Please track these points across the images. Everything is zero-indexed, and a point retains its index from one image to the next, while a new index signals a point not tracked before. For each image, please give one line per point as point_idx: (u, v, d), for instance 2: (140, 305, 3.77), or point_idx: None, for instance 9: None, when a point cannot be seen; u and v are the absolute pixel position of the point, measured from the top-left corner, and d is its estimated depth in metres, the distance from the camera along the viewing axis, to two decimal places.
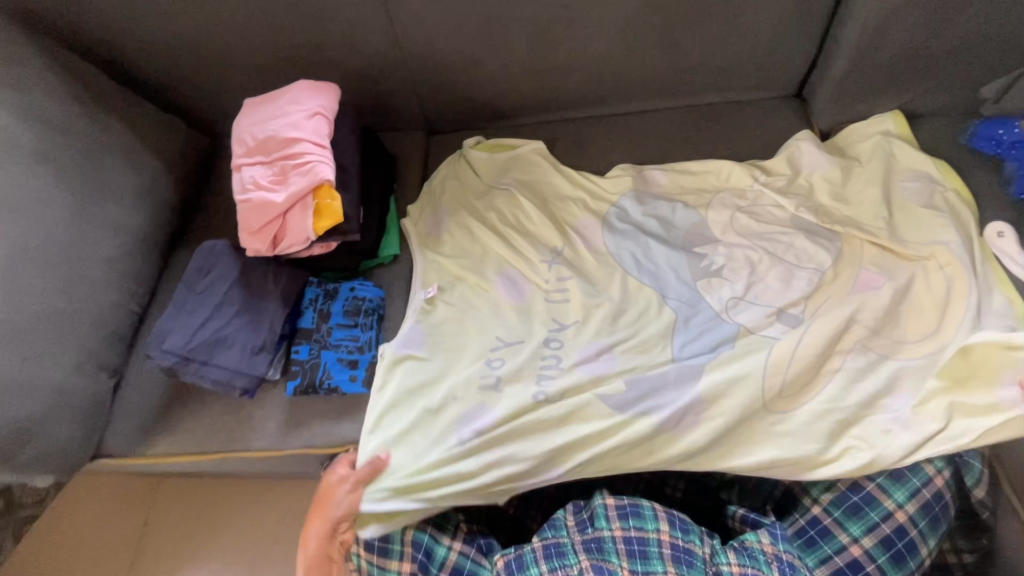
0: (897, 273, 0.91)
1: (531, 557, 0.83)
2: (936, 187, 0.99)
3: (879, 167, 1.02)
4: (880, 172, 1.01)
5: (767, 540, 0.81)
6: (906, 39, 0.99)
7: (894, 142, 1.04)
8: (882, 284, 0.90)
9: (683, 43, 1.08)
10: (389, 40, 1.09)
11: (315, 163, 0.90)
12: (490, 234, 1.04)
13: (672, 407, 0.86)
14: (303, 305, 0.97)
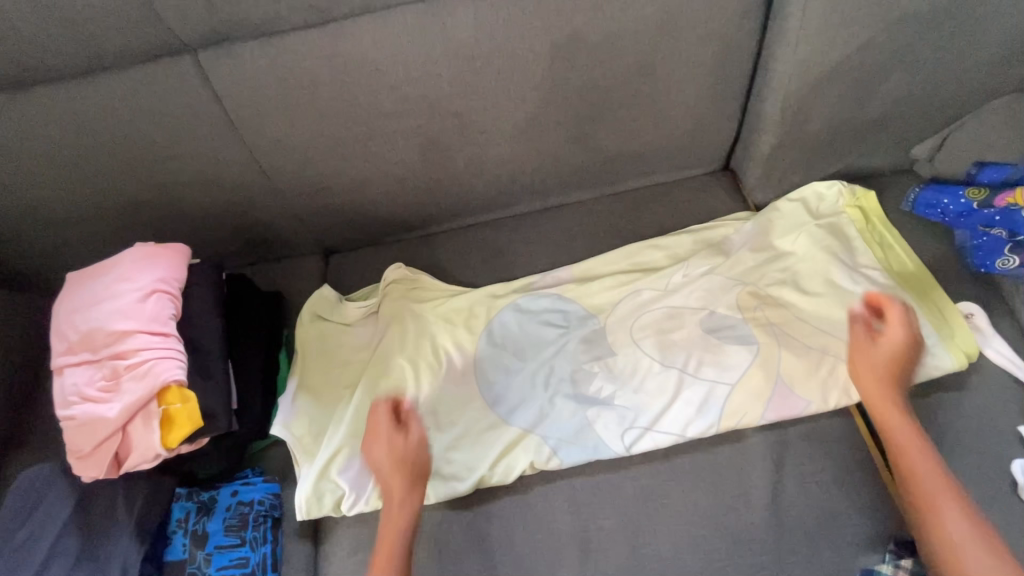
0: (824, 350, 0.85)
1: None
2: (839, 217, 0.95)
3: (814, 248, 0.92)
4: (812, 252, 0.92)
5: None
6: (830, 111, 0.91)
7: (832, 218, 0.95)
8: (801, 402, 0.82)
9: (596, 135, 0.96)
10: (252, 169, 0.91)
11: (155, 360, 0.70)
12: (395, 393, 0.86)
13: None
14: (170, 529, 0.76)
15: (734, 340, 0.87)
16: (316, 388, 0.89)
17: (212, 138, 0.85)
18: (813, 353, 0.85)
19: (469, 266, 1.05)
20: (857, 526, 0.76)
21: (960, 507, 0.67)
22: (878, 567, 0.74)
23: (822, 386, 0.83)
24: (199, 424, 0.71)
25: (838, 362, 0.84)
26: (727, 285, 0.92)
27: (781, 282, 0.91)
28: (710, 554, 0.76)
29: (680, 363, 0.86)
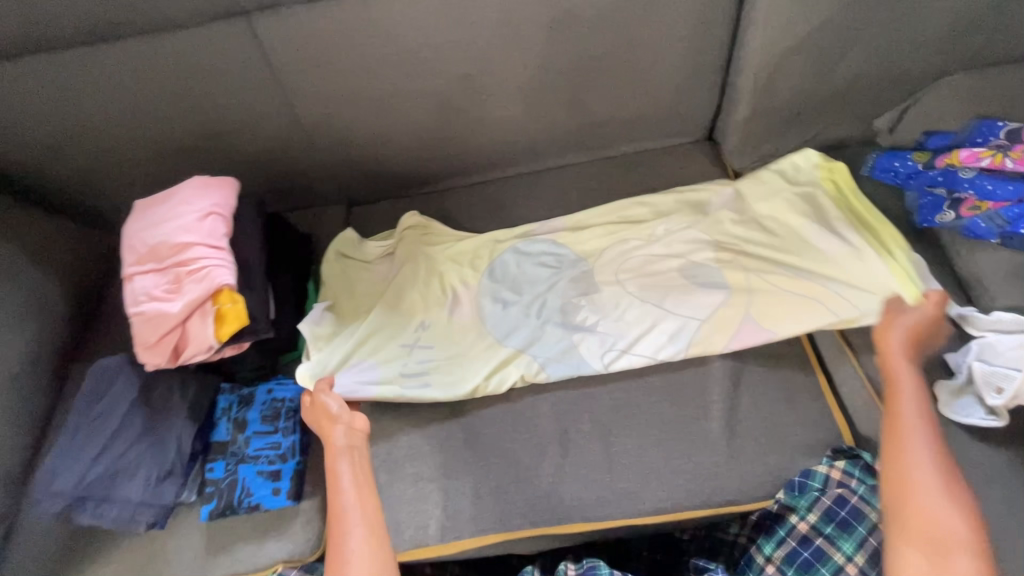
0: (786, 292, 0.95)
1: None
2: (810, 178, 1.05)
3: (784, 204, 1.03)
4: (783, 208, 1.03)
5: None
6: (797, 83, 1.03)
7: (804, 179, 1.06)
8: (762, 335, 0.93)
9: (590, 101, 1.09)
10: (289, 120, 1.05)
11: (212, 267, 0.84)
12: (401, 321, 1.00)
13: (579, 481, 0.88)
14: (216, 416, 0.90)
15: (706, 284, 0.98)
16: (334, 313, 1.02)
17: (257, 92, 0.99)
18: (776, 295, 0.95)
19: (475, 216, 1.18)
20: (799, 435, 0.88)
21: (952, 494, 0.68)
22: (816, 468, 0.84)
23: (781, 322, 0.94)
24: (245, 322, 0.85)
25: (798, 303, 0.94)
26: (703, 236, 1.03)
27: (756, 237, 1.01)
28: (671, 454, 0.88)
29: (657, 301, 0.98)
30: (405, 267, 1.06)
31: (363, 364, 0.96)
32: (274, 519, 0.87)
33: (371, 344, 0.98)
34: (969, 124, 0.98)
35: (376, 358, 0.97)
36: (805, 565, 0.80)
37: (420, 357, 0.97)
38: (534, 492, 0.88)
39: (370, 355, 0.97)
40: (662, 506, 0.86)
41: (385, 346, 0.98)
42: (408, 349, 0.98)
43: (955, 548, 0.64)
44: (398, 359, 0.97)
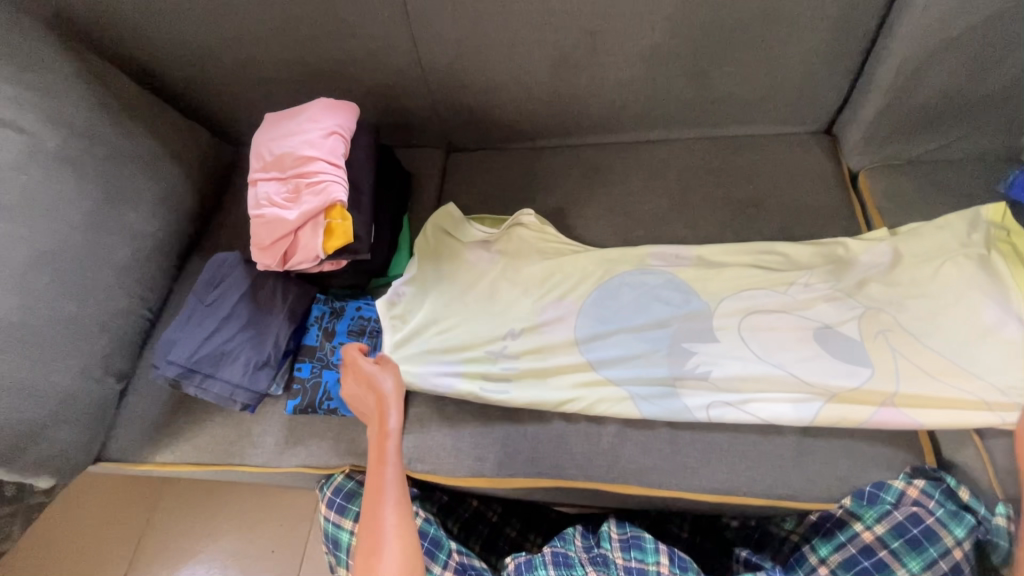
0: (933, 373, 0.86)
1: (540, 559, 0.84)
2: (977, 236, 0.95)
3: (944, 267, 0.93)
4: (939, 271, 0.93)
5: None
6: (944, 81, 0.96)
7: (972, 235, 0.95)
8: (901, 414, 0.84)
9: (710, 75, 1.06)
10: (411, 58, 1.08)
11: (329, 183, 0.90)
12: (495, 318, 0.99)
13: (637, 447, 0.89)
14: (309, 322, 0.98)
15: (846, 355, 0.90)
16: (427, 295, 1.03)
17: (386, 24, 1.03)
18: (921, 373, 0.86)
19: (569, 177, 1.19)
20: (878, 445, 0.85)
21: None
22: (890, 482, 0.81)
23: (923, 403, 0.84)
24: (350, 240, 0.91)
25: (945, 382, 0.85)
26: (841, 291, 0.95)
27: (900, 311, 0.92)
28: (737, 439, 0.87)
29: (782, 358, 0.90)
30: (506, 266, 1.05)
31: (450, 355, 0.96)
32: (348, 425, 0.94)
33: (457, 348, 0.97)
34: None
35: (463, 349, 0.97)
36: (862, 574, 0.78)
37: (509, 358, 0.96)
38: (593, 448, 0.89)
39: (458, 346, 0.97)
40: (719, 487, 0.85)
41: (475, 339, 0.98)
42: (495, 346, 0.97)
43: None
44: (481, 366, 0.96)
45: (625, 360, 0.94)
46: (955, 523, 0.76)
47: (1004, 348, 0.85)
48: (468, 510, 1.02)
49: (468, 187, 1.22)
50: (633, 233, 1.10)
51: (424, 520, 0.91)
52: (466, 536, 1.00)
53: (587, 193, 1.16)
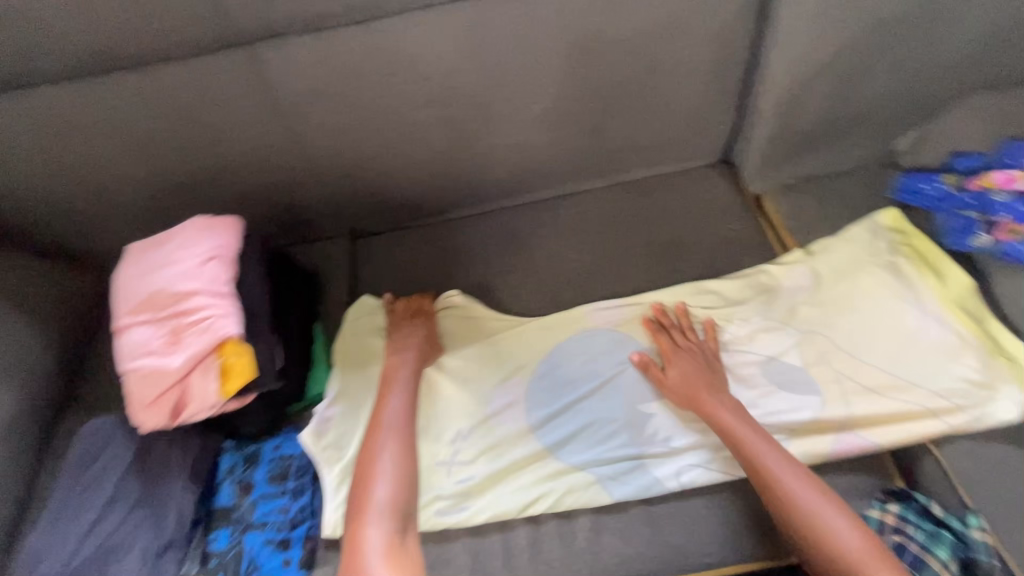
0: (879, 391, 0.86)
1: None
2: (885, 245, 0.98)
3: (863, 279, 0.96)
4: (859, 286, 0.95)
5: None
6: (819, 105, 1.01)
7: (881, 245, 0.98)
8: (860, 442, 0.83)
9: (606, 126, 1.05)
10: (292, 153, 0.99)
11: (213, 317, 0.77)
12: (438, 424, 0.90)
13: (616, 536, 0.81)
14: (218, 478, 0.82)
15: (797, 387, 0.88)
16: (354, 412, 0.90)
17: (257, 124, 0.94)
18: (868, 395, 0.86)
19: (487, 247, 1.12)
20: (849, 476, 0.83)
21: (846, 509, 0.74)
22: (868, 512, 0.80)
23: (877, 424, 0.84)
24: (252, 376, 0.78)
25: (892, 399, 0.85)
26: (776, 321, 0.95)
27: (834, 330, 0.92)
28: (715, 503, 0.82)
29: (737, 404, 0.88)
30: (440, 361, 0.95)
31: None
32: None
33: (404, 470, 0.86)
34: (998, 146, 0.95)
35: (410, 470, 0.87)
36: None
37: (462, 468, 0.87)
38: (570, 549, 0.81)
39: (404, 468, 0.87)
40: (708, 561, 0.79)
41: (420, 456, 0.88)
42: (444, 457, 0.87)
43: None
44: (434, 484, 0.86)
45: (585, 441, 0.87)
46: (937, 543, 0.74)
47: (935, 353, 0.87)
48: None
49: (382, 275, 1.12)
50: (565, 296, 1.05)
51: None
52: None
53: (508, 261, 1.11)
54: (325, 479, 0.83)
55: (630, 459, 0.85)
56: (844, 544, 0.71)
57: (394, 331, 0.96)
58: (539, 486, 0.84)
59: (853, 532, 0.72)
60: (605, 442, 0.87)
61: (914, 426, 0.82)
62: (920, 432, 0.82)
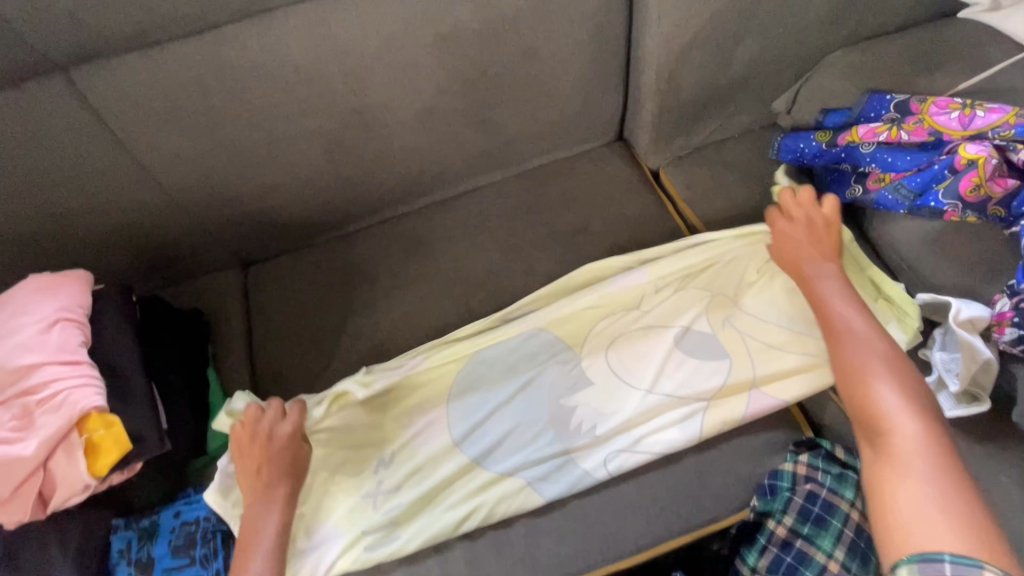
0: (782, 348, 0.89)
1: None
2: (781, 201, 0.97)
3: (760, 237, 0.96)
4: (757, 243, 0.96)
5: None
6: (698, 76, 1.01)
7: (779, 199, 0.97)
8: (768, 400, 0.86)
9: (494, 118, 1.01)
10: (150, 187, 0.90)
11: (69, 388, 0.68)
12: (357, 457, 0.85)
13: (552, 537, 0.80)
14: (112, 561, 0.74)
15: (708, 356, 0.89)
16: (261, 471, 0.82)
17: (99, 159, 0.84)
18: (771, 353, 0.89)
19: (390, 258, 1.06)
20: (762, 435, 0.86)
21: (908, 386, 0.69)
22: (782, 466, 0.84)
23: (782, 380, 0.88)
24: (128, 446, 0.69)
25: (793, 353, 0.89)
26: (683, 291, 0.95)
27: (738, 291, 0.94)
28: (642, 484, 0.83)
29: (654, 382, 0.88)
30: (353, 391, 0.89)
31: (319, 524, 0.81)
32: None
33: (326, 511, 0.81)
34: (861, 99, 0.97)
35: (332, 509, 0.82)
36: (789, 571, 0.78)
37: (388, 497, 0.82)
38: (508, 558, 0.80)
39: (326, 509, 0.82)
40: (642, 543, 0.80)
41: (342, 493, 0.83)
42: (369, 489, 0.83)
43: (919, 447, 0.62)
44: (360, 519, 0.81)
45: (510, 445, 0.85)
46: (843, 485, 0.80)
47: None
48: None
49: (279, 303, 1.04)
50: (476, 298, 1.02)
51: None
52: None
53: (414, 269, 1.05)
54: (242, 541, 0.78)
55: (557, 455, 0.84)
56: (881, 401, 0.67)
57: (263, 462, 0.78)
58: (469, 501, 0.82)
59: (900, 398, 0.67)
60: (530, 442, 0.85)
61: (814, 377, 0.87)
62: (820, 382, 0.86)
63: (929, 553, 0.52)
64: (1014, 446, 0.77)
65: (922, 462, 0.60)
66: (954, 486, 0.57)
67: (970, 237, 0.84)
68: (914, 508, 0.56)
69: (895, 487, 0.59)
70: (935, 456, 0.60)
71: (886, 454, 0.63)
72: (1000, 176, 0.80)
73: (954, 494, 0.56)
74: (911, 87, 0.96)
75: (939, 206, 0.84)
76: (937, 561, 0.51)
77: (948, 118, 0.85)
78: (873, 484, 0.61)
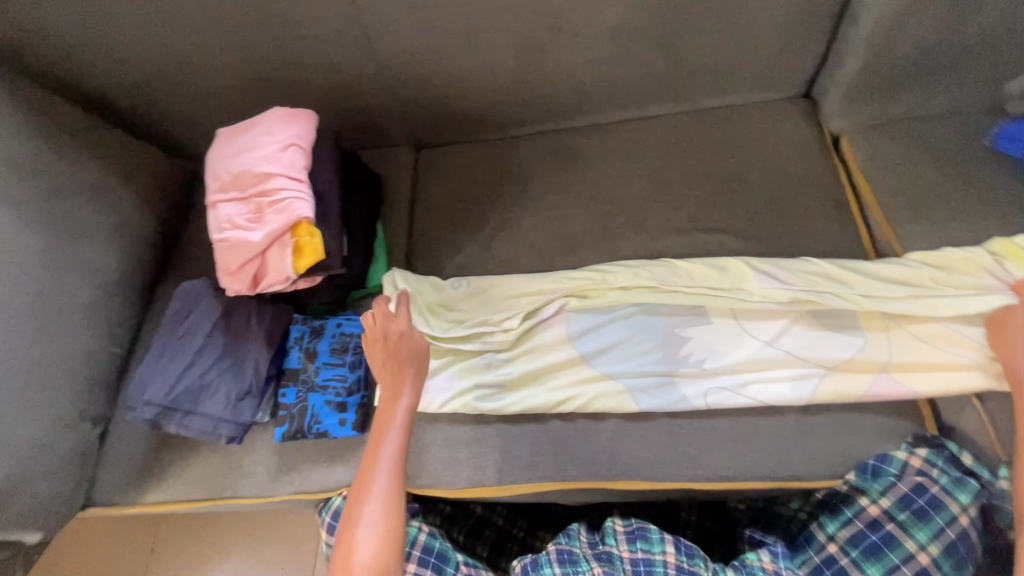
0: (932, 341, 0.83)
1: (545, 558, 0.80)
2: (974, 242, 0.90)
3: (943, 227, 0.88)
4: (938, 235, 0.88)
5: (767, 558, 0.77)
6: (924, 35, 0.91)
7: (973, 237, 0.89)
8: (900, 387, 0.82)
9: (682, 46, 1.01)
10: (365, 55, 1.03)
11: (292, 199, 0.85)
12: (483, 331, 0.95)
13: (638, 442, 0.87)
14: (289, 344, 0.94)
15: (843, 326, 0.86)
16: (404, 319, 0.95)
17: (337, 23, 0.97)
18: (918, 342, 0.83)
19: (545, 165, 1.13)
20: (879, 418, 0.83)
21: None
22: (893, 452, 0.80)
23: (922, 372, 0.83)
24: (321, 256, 0.86)
25: (944, 348, 0.83)
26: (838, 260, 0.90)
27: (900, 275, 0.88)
28: (737, 424, 0.86)
29: (777, 337, 0.88)
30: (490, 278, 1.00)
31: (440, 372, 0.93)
32: (341, 447, 0.91)
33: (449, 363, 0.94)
34: None
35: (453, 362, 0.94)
36: (870, 548, 0.76)
37: (502, 366, 0.93)
38: (593, 447, 0.88)
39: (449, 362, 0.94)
40: (721, 474, 0.84)
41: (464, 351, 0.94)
42: (488, 354, 0.94)
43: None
44: (475, 375, 0.93)
45: (619, 354, 0.91)
46: (960, 488, 0.75)
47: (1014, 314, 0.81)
48: (472, 517, 1.01)
49: (440, 184, 1.16)
50: (616, 218, 1.05)
51: (427, 534, 0.86)
52: (469, 545, 0.97)
53: (564, 180, 1.11)
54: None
55: (659, 373, 0.89)
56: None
57: (394, 352, 0.85)
58: (571, 390, 0.90)
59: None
60: (638, 357, 0.91)
61: (961, 380, 0.81)
62: (967, 385, 0.80)
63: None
64: None
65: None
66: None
67: None
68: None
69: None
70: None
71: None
72: None
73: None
74: None
75: None
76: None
77: None
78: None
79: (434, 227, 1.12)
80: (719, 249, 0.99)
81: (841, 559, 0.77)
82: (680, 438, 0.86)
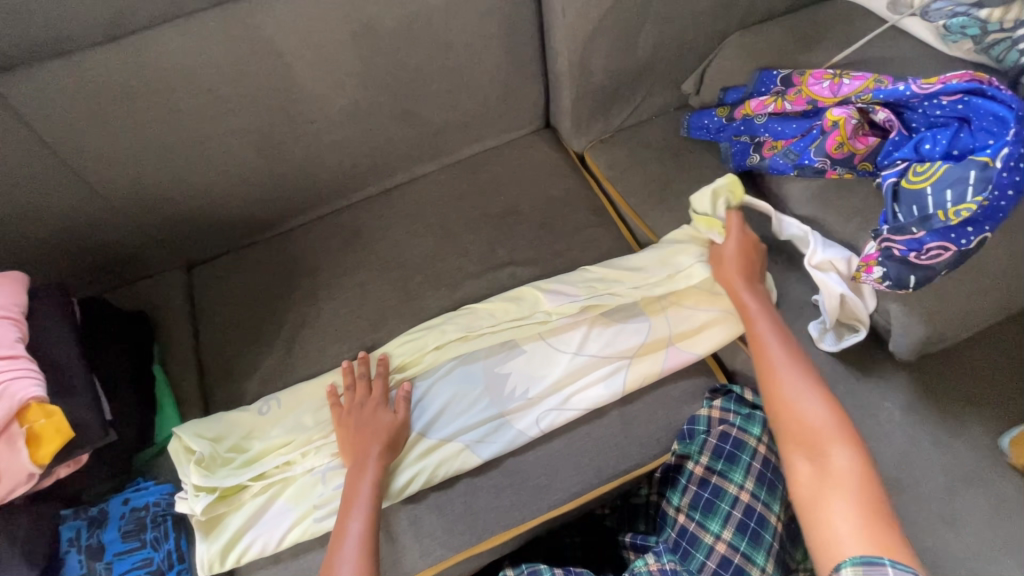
0: (697, 308, 0.96)
1: None
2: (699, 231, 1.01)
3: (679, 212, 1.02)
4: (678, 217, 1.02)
5: (652, 560, 0.79)
6: (609, 62, 1.09)
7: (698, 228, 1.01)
8: (685, 356, 0.94)
9: (420, 111, 1.07)
10: (82, 190, 0.93)
11: (9, 382, 0.71)
12: (302, 446, 0.87)
13: (490, 491, 0.87)
14: (62, 552, 0.77)
15: (629, 318, 0.96)
16: (207, 471, 0.83)
17: (30, 165, 0.87)
18: (688, 313, 0.96)
19: (330, 249, 1.10)
20: (680, 384, 0.94)
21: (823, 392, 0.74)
22: (699, 413, 0.90)
23: (698, 336, 0.95)
24: (71, 433, 0.72)
25: (708, 311, 0.96)
26: (608, 266, 1.01)
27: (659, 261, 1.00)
28: (572, 438, 0.91)
29: (582, 347, 0.94)
30: (298, 389, 0.93)
31: (270, 508, 0.83)
32: None
33: (276, 495, 0.84)
34: (753, 77, 1.06)
35: (279, 491, 0.85)
36: (706, 506, 0.84)
37: (334, 474, 0.85)
38: (448, 515, 0.85)
39: (274, 495, 0.84)
40: (574, 490, 0.87)
41: (288, 475, 0.85)
42: (314, 469, 0.86)
43: (832, 437, 0.69)
44: (310, 495, 0.84)
45: (452, 414, 0.90)
46: (750, 423, 0.87)
47: None
48: None
49: (222, 298, 1.06)
50: (414, 281, 1.06)
51: None
52: None
53: (353, 258, 1.09)
54: (194, 521, 0.82)
55: (491, 418, 0.90)
56: (806, 417, 0.72)
57: (352, 414, 0.87)
58: (412, 469, 0.85)
59: (819, 407, 0.72)
60: (468, 411, 0.90)
61: (727, 331, 0.94)
62: (732, 335, 0.94)
63: (871, 555, 0.58)
64: (890, 374, 0.87)
65: (857, 480, 0.64)
66: (865, 495, 0.63)
67: (848, 193, 0.93)
68: (843, 527, 0.61)
69: (820, 508, 0.64)
70: (862, 478, 0.64)
71: (823, 469, 0.66)
72: (861, 135, 0.89)
73: (871, 502, 0.62)
74: (797, 63, 1.05)
75: (815, 164, 0.93)
76: (878, 563, 0.57)
77: (821, 88, 0.95)
78: (811, 497, 0.65)
79: (226, 347, 1.01)
80: (513, 281, 1.06)
81: (690, 526, 0.84)
82: (527, 471, 0.88)
